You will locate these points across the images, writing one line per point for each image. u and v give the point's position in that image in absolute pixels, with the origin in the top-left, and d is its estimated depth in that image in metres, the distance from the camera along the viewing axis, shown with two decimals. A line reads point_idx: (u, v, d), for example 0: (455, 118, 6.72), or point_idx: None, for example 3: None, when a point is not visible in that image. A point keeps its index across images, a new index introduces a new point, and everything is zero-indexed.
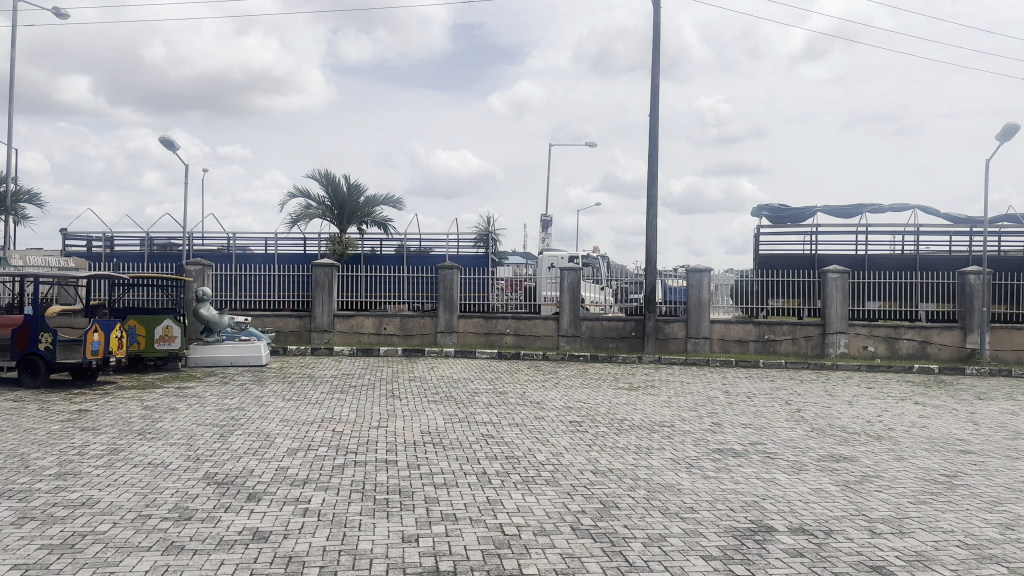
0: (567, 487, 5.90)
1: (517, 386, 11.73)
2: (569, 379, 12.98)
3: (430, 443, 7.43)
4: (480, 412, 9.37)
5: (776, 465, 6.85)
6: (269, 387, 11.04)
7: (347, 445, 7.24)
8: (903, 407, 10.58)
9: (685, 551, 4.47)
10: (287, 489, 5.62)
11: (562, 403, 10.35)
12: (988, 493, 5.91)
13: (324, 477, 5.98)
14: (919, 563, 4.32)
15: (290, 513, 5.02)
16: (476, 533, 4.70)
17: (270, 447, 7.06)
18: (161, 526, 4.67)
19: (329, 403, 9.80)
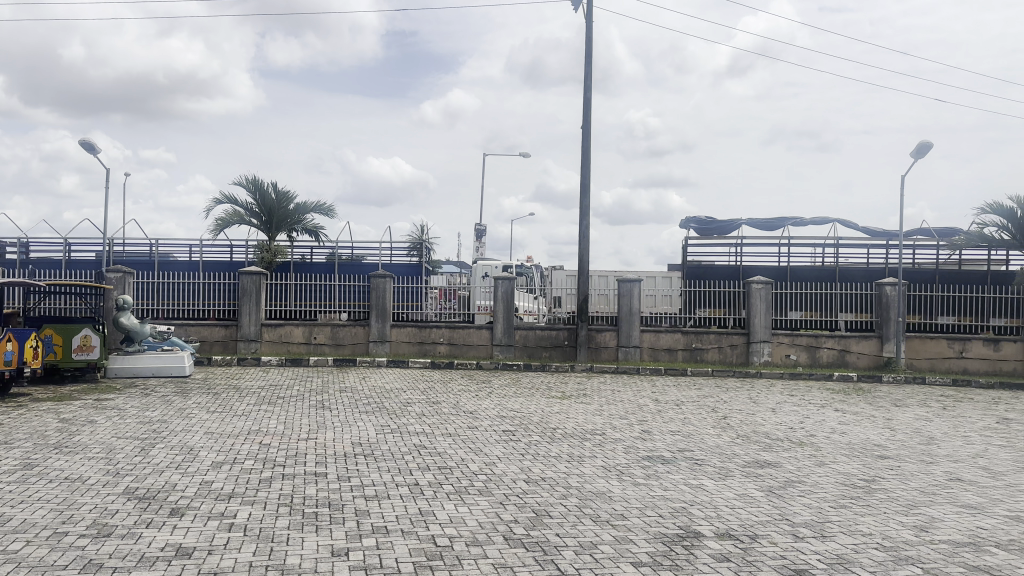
0: (500, 497, 5.90)
1: (451, 396, 11.68)
2: (502, 388, 12.99)
3: (361, 455, 7.31)
4: (413, 422, 9.29)
5: (703, 471, 7.01)
6: (193, 399, 10.70)
7: (274, 457, 7.07)
8: (823, 415, 10.98)
9: (615, 558, 4.52)
10: (212, 503, 5.45)
11: (495, 412, 10.36)
12: (903, 497, 6.17)
13: (251, 491, 5.81)
14: (839, 566, 4.47)
15: (215, 528, 4.87)
16: (406, 546, 4.65)
17: (194, 460, 6.83)
18: (78, 544, 4.47)
19: (257, 415, 9.55)
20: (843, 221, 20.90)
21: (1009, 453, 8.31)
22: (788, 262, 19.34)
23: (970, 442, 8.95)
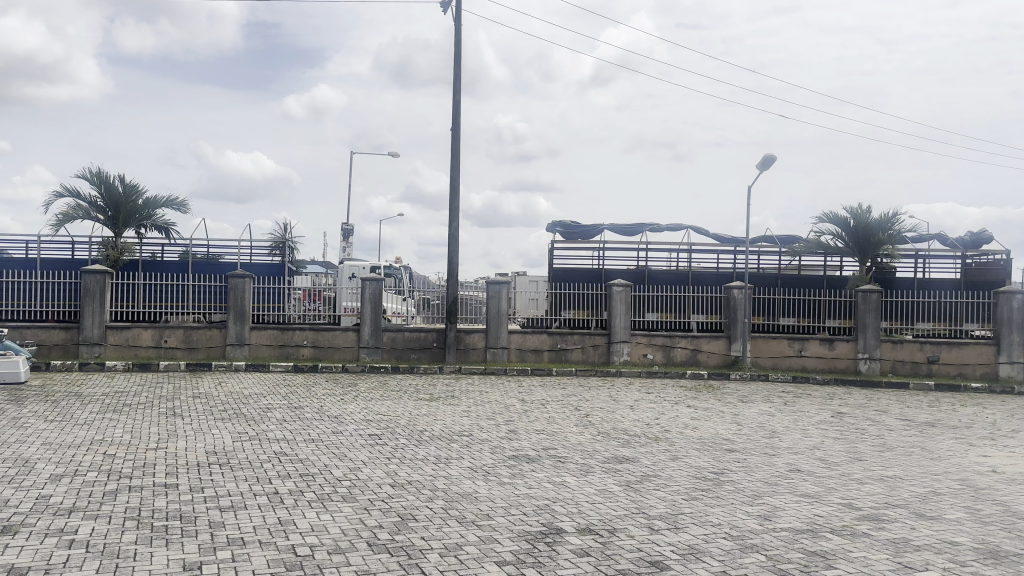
0: (364, 502, 5.78)
1: (314, 400, 11.37)
2: (368, 391, 12.77)
3: (216, 463, 6.97)
4: (273, 428, 8.96)
5: (566, 468, 7.17)
6: (26, 407, 9.84)
7: (119, 469, 6.60)
8: (677, 411, 11.51)
9: (479, 559, 4.53)
10: (46, 520, 5.02)
11: (360, 416, 10.17)
12: (748, 488, 6.57)
13: (91, 506, 5.40)
14: (691, 556, 4.69)
15: (49, 547, 4.49)
16: (264, 557, 4.46)
17: (27, 474, 6.27)
18: None
19: (100, 423, 8.91)
20: (696, 228, 22.00)
21: (842, 444, 9.03)
22: (646, 265, 20.17)
23: (808, 435, 9.65)
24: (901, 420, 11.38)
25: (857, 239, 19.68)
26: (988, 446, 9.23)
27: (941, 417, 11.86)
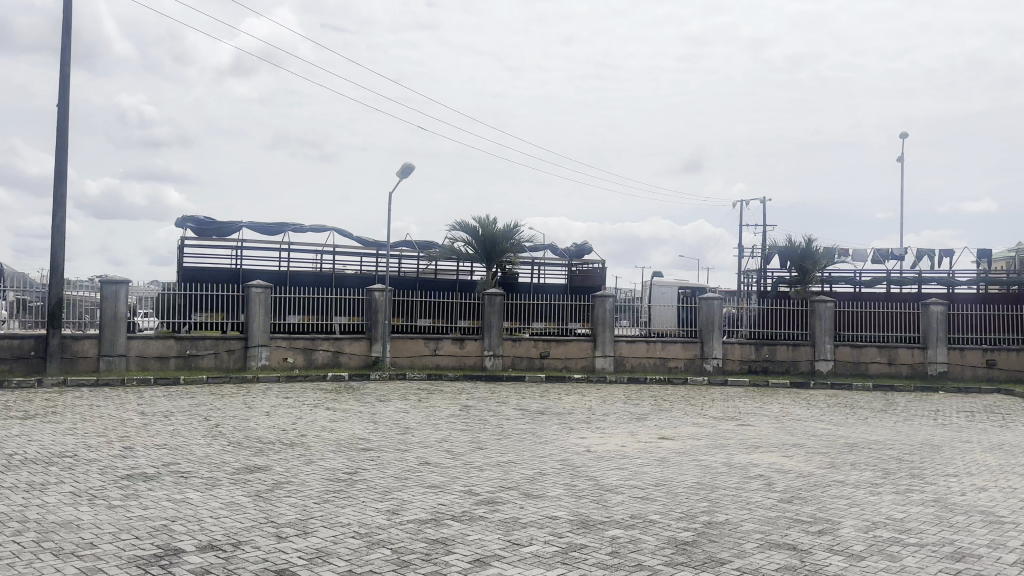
0: (674, 493, 9.55)
1: (560, 424, 15.45)
2: (590, 415, 16.76)
3: (555, 469, 10.95)
4: (557, 446, 13.00)
5: (784, 477, 10.70)
6: (376, 427, 14.37)
7: (503, 471, 10.69)
8: (743, 437, 14.50)
9: (771, 525, 8.17)
10: (513, 499, 9.05)
11: (604, 437, 14.09)
12: (918, 493, 9.89)
13: (523, 493, 9.42)
14: (895, 528, 8.16)
15: (536, 512, 8.48)
16: (653, 520, 8.29)
17: (458, 474, 10.42)
18: (479, 521, 8.04)
19: (441, 439, 13.21)
20: None
21: (904, 467, 11.81)
22: None
23: (876, 458, 12.54)
24: (945, 445, 14.06)
25: None
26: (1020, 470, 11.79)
27: (993, 444, 14.38)
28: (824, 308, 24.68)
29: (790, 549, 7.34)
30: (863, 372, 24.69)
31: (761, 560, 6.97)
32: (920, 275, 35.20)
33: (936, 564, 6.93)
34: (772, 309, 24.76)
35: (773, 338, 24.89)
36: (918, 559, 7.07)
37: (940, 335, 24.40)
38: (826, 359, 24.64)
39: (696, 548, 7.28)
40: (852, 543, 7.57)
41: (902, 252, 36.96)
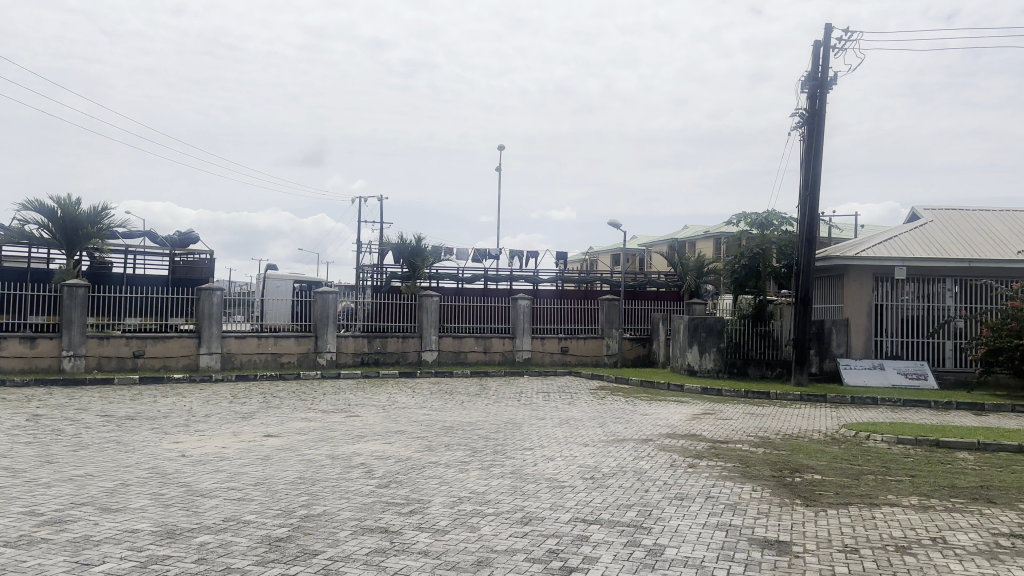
0: (467, 472, 10.25)
1: (295, 420, 15.05)
2: (317, 409, 16.54)
3: (336, 462, 10.89)
4: (314, 440, 12.78)
5: (542, 449, 12.03)
6: (91, 436, 12.58)
7: (286, 470, 10.34)
8: (347, 428, 14.12)
9: (569, 488, 9.33)
10: (326, 494, 8.95)
11: (351, 428, 14.16)
12: (649, 452, 11.93)
13: (329, 487, 9.32)
14: (659, 479, 9.88)
15: (361, 503, 8.54)
16: (472, 496, 8.91)
17: (242, 477, 9.84)
18: (315, 519, 7.89)
19: (184, 445, 12.11)
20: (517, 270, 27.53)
21: (527, 439, 12.95)
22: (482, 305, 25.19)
23: (480, 436, 13.18)
24: (568, 418, 15.57)
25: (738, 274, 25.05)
26: (650, 431, 14.07)
27: (588, 414, 16.26)
28: (522, 305, 25.32)
29: (568, 509, 8.28)
30: (541, 362, 25.53)
31: (554, 523, 7.77)
32: (512, 270, 34.39)
33: (681, 507, 8.45)
34: (419, 304, 24.58)
35: (418, 331, 24.54)
36: (668, 505, 8.54)
37: (613, 327, 25.96)
38: (524, 350, 25.35)
39: (479, 522, 7.76)
40: (612, 498, 8.82)
41: (495, 251, 35.45)
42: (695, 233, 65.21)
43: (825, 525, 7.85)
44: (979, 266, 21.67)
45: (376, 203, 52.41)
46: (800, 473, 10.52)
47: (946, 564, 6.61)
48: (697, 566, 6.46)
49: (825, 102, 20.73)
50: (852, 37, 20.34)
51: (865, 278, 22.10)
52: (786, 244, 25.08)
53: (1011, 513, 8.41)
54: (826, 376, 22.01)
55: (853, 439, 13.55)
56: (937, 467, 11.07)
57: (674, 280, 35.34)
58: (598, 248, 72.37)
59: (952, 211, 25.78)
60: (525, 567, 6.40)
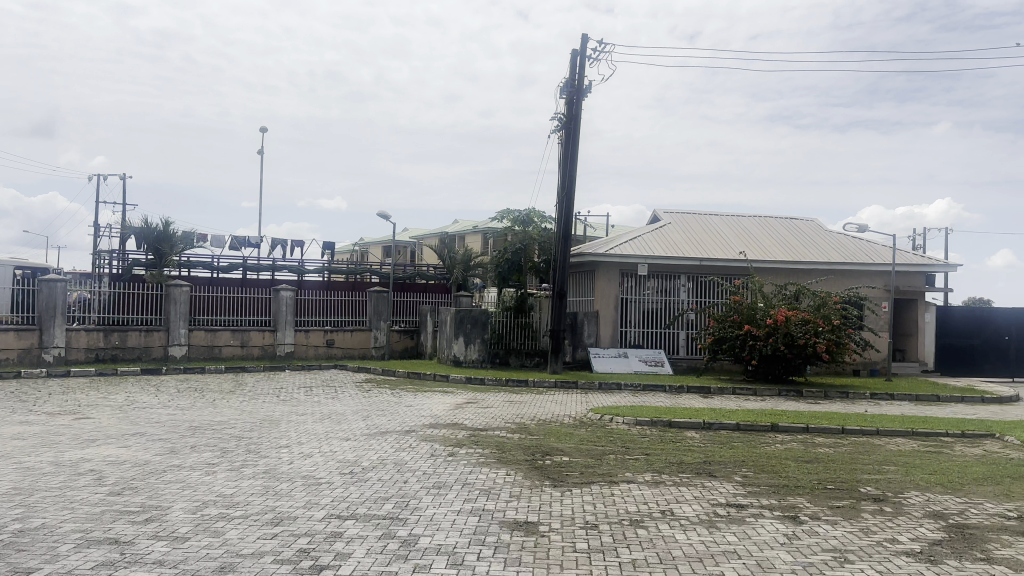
0: (215, 473, 9.64)
1: (12, 424, 13.26)
2: (41, 412, 14.69)
3: (60, 471, 9.74)
4: (34, 447, 11.33)
5: (298, 446, 11.64)
6: None
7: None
8: (76, 432, 12.66)
9: (324, 484, 9.11)
10: (46, 507, 7.97)
11: (82, 431, 12.74)
12: (409, 444, 11.99)
13: (48, 498, 8.31)
14: (417, 470, 9.97)
15: (88, 514, 7.71)
16: (219, 499, 8.40)
17: None
18: (29, 534, 7.00)
19: None
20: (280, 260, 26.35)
21: (285, 436, 12.47)
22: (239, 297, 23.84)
23: (233, 436, 12.47)
24: (331, 413, 15.23)
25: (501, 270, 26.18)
26: (412, 422, 14.18)
27: (351, 408, 16.02)
28: (284, 295, 24.26)
29: (322, 506, 8.09)
30: (304, 356, 24.64)
31: (307, 521, 7.55)
32: (274, 259, 32.96)
33: (437, 496, 8.59)
34: (166, 296, 22.77)
35: (165, 324, 22.74)
36: (424, 495, 8.65)
37: (381, 320, 25.79)
38: (286, 344, 24.34)
39: (225, 527, 7.32)
40: (369, 492, 8.76)
41: (255, 239, 33.71)
42: (464, 227, 66.65)
43: (570, 504, 8.41)
44: (707, 265, 24.34)
45: (118, 181, 47.31)
46: (552, 456, 11.18)
47: (672, 534, 7.35)
48: (449, 553, 6.61)
49: (581, 108, 22.15)
50: (605, 49, 21.82)
51: (612, 274, 23.95)
52: (545, 241, 26.44)
53: (725, 483, 9.56)
54: (579, 364, 23.57)
55: (600, 422, 14.64)
56: (669, 445, 12.29)
57: (441, 273, 35.85)
58: (367, 239, 71.49)
59: (686, 215, 28.72)
60: (272, 569, 6.14)
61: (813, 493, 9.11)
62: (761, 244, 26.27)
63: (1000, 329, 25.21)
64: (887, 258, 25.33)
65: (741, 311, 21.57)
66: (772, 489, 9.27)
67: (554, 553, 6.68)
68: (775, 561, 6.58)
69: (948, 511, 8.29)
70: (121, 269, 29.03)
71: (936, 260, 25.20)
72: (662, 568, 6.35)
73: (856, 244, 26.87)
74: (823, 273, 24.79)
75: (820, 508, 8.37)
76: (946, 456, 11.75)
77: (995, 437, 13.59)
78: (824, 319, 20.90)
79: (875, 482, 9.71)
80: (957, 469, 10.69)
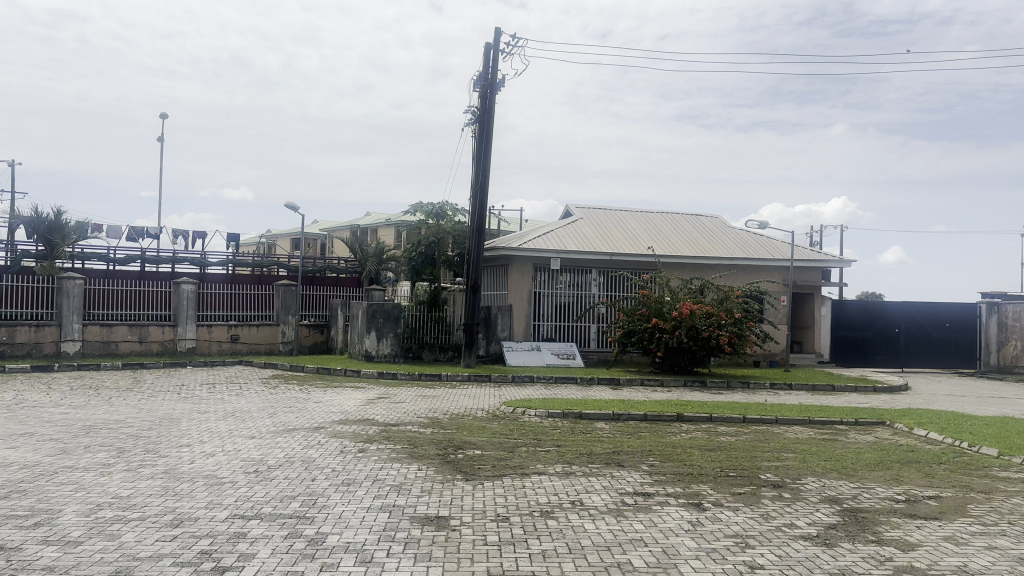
0: (109, 474, 9.17)
1: None
2: None
3: None
4: None
5: (201, 445, 11.20)
6: None
7: None
8: None
9: (227, 483, 8.80)
10: None
11: None
12: (317, 441, 11.71)
13: None
14: (324, 468, 9.74)
15: None
16: (112, 500, 7.97)
17: None
18: None
19: None
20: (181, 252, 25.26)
21: (186, 435, 11.96)
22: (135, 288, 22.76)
23: (130, 435, 11.88)
24: (235, 411, 14.72)
25: (416, 262, 25.97)
26: (321, 419, 13.86)
27: (257, 405, 15.52)
28: (185, 289, 23.30)
29: (225, 507, 7.79)
30: (207, 352, 23.71)
31: (209, 522, 7.25)
32: (175, 251, 31.64)
33: (347, 493, 8.42)
34: (58, 289, 21.53)
35: (57, 319, 21.50)
36: (333, 492, 8.47)
37: (289, 314, 25.04)
38: (187, 340, 23.31)
39: (120, 529, 6.97)
40: (275, 490, 8.50)
41: (155, 230, 32.26)
42: (377, 220, 65.69)
43: (481, 497, 8.39)
44: (617, 260, 24.76)
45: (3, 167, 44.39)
46: (464, 450, 11.14)
47: (581, 524, 7.43)
48: (357, 551, 6.48)
49: (494, 102, 22.10)
50: (517, 42, 21.94)
51: (526, 269, 24.07)
52: (459, 235, 26.28)
53: (634, 473, 9.75)
54: (492, 358, 23.59)
55: (512, 415, 14.70)
56: (580, 437, 12.45)
57: (353, 266, 35.20)
58: (276, 231, 69.54)
59: (597, 211, 29.15)
60: (170, 573, 5.87)
61: (717, 480, 9.40)
62: (669, 239, 26.94)
63: (890, 322, 26.69)
64: (787, 254, 26.40)
65: (649, 305, 22.08)
66: (679, 478, 9.51)
67: (465, 547, 6.65)
68: (681, 548, 6.74)
69: (842, 496, 8.71)
70: (6, 260, 27.35)
71: (832, 256, 26.45)
72: (572, 557, 6.42)
73: (758, 240, 27.89)
74: (728, 268, 25.65)
75: (723, 496, 8.64)
76: (840, 442, 12.35)
77: (884, 424, 14.39)
78: (728, 313, 21.62)
79: (775, 469, 10.11)
80: (850, 455, 11.24)
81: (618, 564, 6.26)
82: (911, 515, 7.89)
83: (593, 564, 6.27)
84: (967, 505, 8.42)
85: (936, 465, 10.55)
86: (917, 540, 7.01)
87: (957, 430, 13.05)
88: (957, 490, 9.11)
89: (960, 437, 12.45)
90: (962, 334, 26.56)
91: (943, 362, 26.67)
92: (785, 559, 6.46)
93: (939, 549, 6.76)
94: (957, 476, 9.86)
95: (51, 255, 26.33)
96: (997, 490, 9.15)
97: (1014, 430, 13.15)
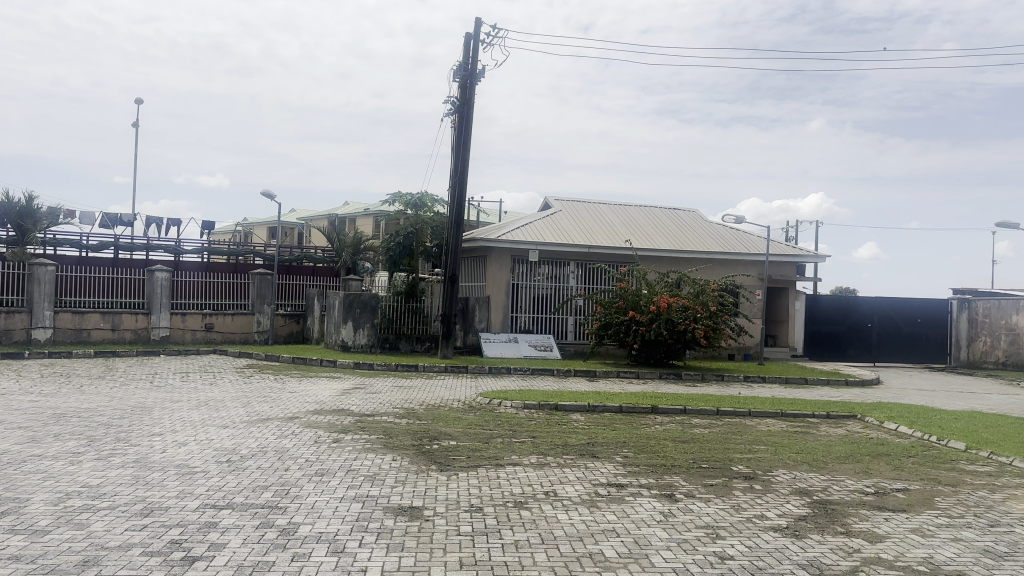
0: (80, 463, 9.05)
1: None
2: None
3: None
4: None
5: (169, 434, 11.07)
6: None
7: None
8: None
9: (196, 473, 8.70)
10: None
11: None
12: (287, 431, 11.62)
13: None
14: (292, 458, 9.64)
15: None
16: (81, 489, 7.85)
17: None
18: None
19: None
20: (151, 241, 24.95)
21: (158, 424, 11.85)
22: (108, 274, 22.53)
23: (101, 424, 11.73)
24: (208, 400, 14.59)
25: (394, 252, 25.79)
26: (296, 408, 13.78)
27: (230, 394, 15.39)
28: (160, 277, 23.03)
29: (196, 496, 7.73)
30: (180, 341, 23.49)
31: (180, 511, 7.20)
32: (148, 238, 31.25)
33: (320, 483, 8.39)
34: (30, 276, 21.24)
35: (28, 306, 21.21)
36: (306, 482, 8.42)
37: (264, 304, 24.87)
38: (161, 328, 23.05)
39: (89, 519, 6.89)
40: (247, 480, 8.44)
41: (129, 216, 31.81)
42: (356, 209, 65.19)
43: (456, 488, 8.40)
44: (595, 252, 24.82)
45: None
46: (439, 441, 11.14)
47: (555, 515, 7.47)
48: (329, 541, 6.46)
49: (475, 92, 22.01)
50: (498, 34, 21.19)
51: (503, 260, 24.06)
52: (438, 225, 26.20)
53: (607, 464, 9.79)
54: (469, 349, 23.53)
55: (488, 406, 14.71)
56: (555, 428, 12.49)
57: (330, 255, 34.87)
58: (253, 220, 68.75)
59: (576, 204, 29.14)
60: (140, 563, 5.82)
61: (689, 471, 9.52)
62: (647, 232, 27.03)
63: (864, 316, 27.01)
64: (763, 248, 26.62)
65: (626, 297, 22.18)
66: (652, 469, 9.60)
67: (438, 538, 6.65)
68: (651, 538, 6.79)
69: (812, 488, 8.83)
70: None
71: (808, 250, 26.73)
72: (543, 548, 6.45)
73: (736, 235, 28.10)
74: (704, 262, 25.79)
75: (695, 487, 8.72)
76: (811, 436, 12.51)
77: (855, 417, 14.59)
78: (703, 306, 21.77)
79: (747, 461, 10.22)
80: (821, 447, 11.38)
81: (590, 555, 6.30)
82: (878, 507, 8.03)
83: (564, 555, 6.30)
84: (933, 497, 8.56)
85: (905, 458, 10.73)
86: (885, 533, 7.12)
87: (927, 424, 13.27)
88: (925, 483, 9.26)
89: (929, 430, 12.64)
90: (933, 330, 26.94)
91: (914, 357, 27.05)
92: (755, 550, 6.54)
93: (906, 541, 6.88)
94: (926, 470, 10.02)
95: (21, 240, 25.91)
96: (964, 484, 9.31)
97: (981, 425, 13.35)
